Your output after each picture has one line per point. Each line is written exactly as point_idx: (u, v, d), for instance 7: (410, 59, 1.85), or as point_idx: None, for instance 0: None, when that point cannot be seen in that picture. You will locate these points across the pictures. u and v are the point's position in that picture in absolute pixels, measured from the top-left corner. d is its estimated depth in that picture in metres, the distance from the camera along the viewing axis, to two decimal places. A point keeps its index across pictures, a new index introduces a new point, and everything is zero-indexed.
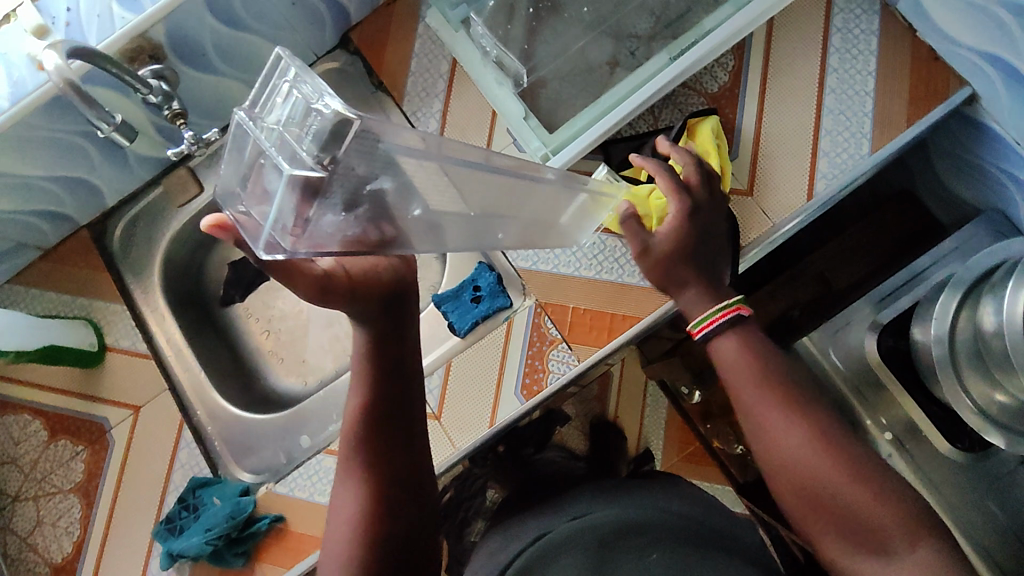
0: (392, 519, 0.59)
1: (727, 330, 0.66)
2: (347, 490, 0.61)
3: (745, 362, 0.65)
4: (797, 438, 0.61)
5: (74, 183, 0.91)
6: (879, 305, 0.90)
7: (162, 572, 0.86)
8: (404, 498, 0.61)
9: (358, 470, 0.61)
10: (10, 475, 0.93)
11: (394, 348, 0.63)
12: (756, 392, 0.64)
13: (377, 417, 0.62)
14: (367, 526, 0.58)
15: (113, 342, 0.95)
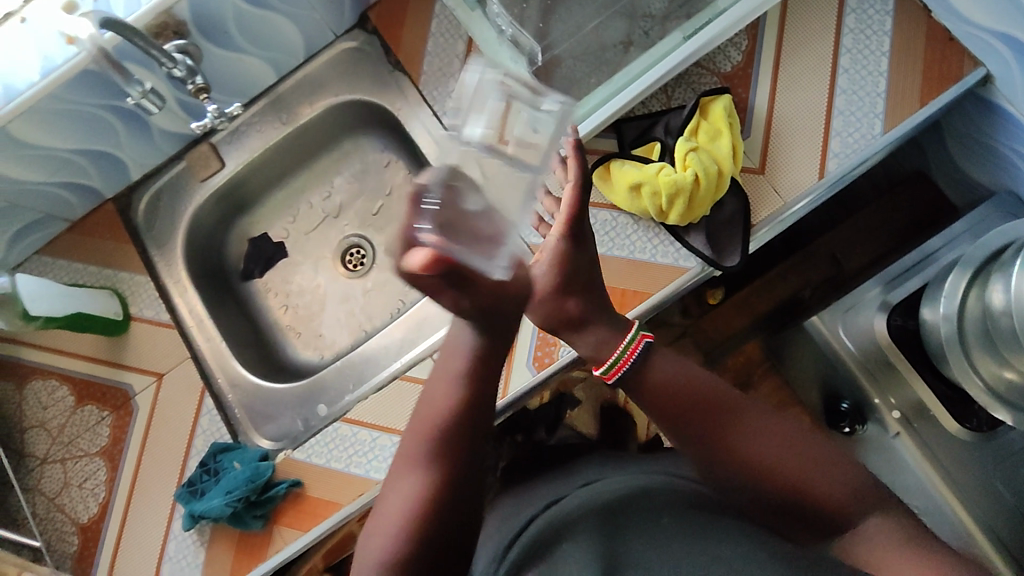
0: (451, 512, 0.56)
1: (642, 358, 0.66)
2: (409, 475, 0.58)
3: (677, 380, 0.64)
4: (745, 440, 0.61)
5: (100, 156, 0.93)
6: (888, 286, 0.90)
7: (185, 532, 0.90)
8: (467, 493, 0.58)
9: (427, 454, 0.58)
10: (38, 438, 0.97)
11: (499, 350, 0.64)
12: (693, 406, 0.63)
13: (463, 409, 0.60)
14: (425, 512, 0.56)
15: (137, 312, 0.98)
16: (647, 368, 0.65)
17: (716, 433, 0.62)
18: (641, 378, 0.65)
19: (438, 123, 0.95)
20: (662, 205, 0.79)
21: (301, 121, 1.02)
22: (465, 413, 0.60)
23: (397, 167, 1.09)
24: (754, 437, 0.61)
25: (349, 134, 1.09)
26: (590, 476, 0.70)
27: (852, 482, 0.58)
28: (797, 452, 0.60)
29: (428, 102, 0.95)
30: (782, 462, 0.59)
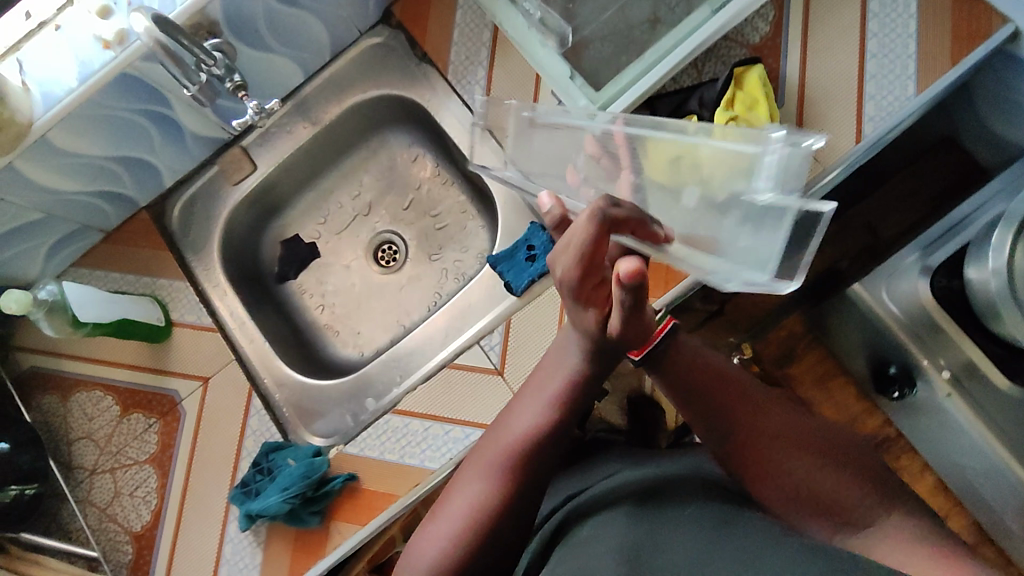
0: (502, 527, 0.62)
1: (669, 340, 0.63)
2: (478, 484, 0.63)
3: (696, 364, 0.63)
4: (762, 428, 0.59)
5: (135, 163, 0.94)
6: (925, 252, 0.90)
7: (241, 533, 0.89)
8: (528, 510, 0.63)
9: (499, 468, 0.63)
10: (86, 449, 0.96)
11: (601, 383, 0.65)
12: (709, 388, 0.62)
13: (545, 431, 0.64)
14: (486, 520, 0.61)
15: (179, 318, 0.98)
16: (666, 355, 0.63)
17: (730, 416, 0.60)
18: (666, 355, 0.63)
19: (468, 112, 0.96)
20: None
21: (328, 120, 1.03)
22: (547, 438, 0.64)
23: (425, 162, 1.09)
24: (771, 424, 0.59)
25: (376, 131, 1.09)
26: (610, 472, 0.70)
27: (864, 485, 0.56)
28: (812, 448, 0.58)
29: (457, 92, 0.96)
30: (793, 454, 0.58)
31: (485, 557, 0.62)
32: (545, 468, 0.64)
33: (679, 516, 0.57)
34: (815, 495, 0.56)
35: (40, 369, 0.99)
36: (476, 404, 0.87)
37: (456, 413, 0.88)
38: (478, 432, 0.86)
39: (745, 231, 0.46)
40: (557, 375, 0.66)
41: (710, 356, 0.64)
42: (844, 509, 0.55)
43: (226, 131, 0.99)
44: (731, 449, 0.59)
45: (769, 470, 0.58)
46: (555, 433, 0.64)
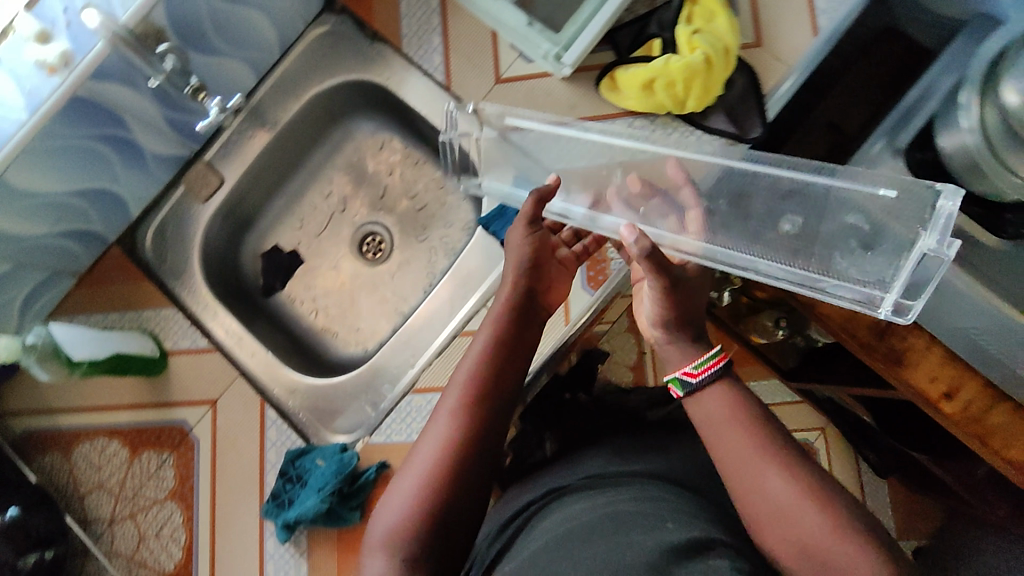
0: (472, 461, 0.66)
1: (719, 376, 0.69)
2: (438, 425, 0.68)
3: (727, 411, 0.67)
4: (778, 478, 0.62)
5: (99, 196, 0.90)
6: (891, 135, 0.90)
7: (281, 547, 0.86)
8: (489, 447, 0.68)
9: (458, 411, 0.68)
10: (101, 500, 0.92)
11: (519, 337, 0.76)
12: (734, 436, 0.66)
13: (491, 369, 0.72)
14: (453, 457, 0.65)
15: (173, 346, 0.94)
16: (707, 392, 0.69)
17: (750, 468, 0.64)
18: (701, 389, 0.69)
19: (431, 82, 0.95)
20: (695, 75, 0.81)
21: (287, 119, 1.00)
22: (495, 376, 0.71)
23: (392, 147, 1.08)
24: (790, 483, 0.61)
25: (337, 123, 1.07)
26: (597, 470, 0.78)
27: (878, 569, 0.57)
28: (832, 522, 0.59)
29: (415, 64, 0.96)
30: (805, 520, 0.60)
31: (456, 499, 0.64)
32: (498, 405, 0.70)
33: (663, 526, 0.59)
34: (822, 564, 0.58)
35: (36, 429, 0.94)
36: None
37: None
38: None
39: (855, 255, 0.66)
40: (489, 326, 0.76)
41: (749, 402, 0.68)
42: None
43: (186, 147, 0.97)
44: (748, 497, 0.63)
45: (784, 528, 0.60)
46: (499, 371, 0.72)
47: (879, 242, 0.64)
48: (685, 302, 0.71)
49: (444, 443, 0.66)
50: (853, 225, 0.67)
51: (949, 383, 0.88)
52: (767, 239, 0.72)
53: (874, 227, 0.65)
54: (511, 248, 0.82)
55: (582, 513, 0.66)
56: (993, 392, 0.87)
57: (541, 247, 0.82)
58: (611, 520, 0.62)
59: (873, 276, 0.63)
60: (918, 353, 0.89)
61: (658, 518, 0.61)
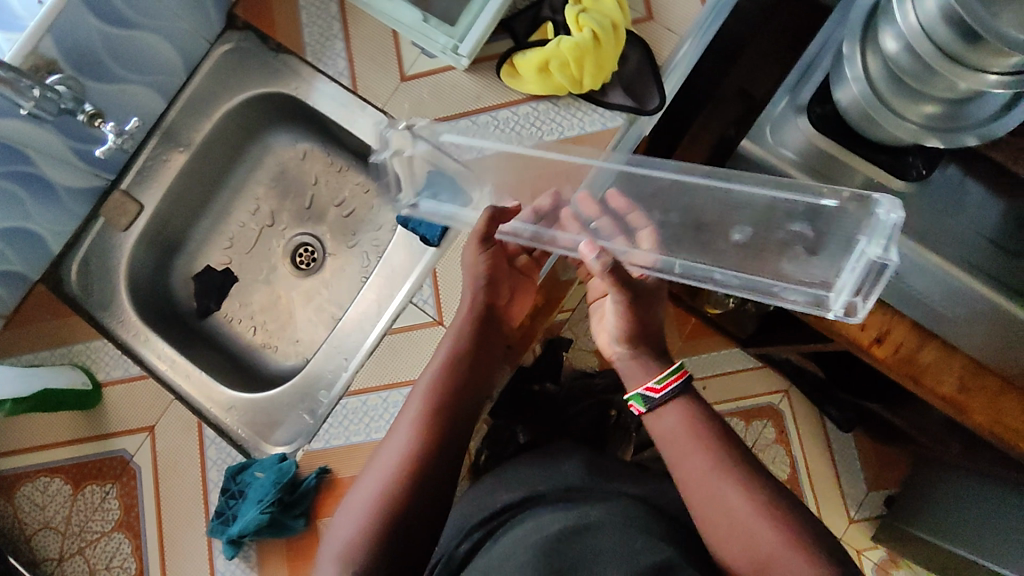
0: (430, 474, 0.68)
1: (678, 396, 0.73)
2: (397, 440, 0.70)
3: (685, 429, 0.70)
4: (735, 493, 0.65)
5: (13, 235, 0.90)
6: (794, 93, 0.93)
7: (231, 563, 0.86)
8: (449, 461, 0.70)
9: (416, 427, 0.71)
10: (48, 539, 0.91)
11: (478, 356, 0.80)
12: (692, 451, 0.68)
13: (451, 385, 0.75)
14: (409, 470, 0.67)
15: (106, 377, 0.93)
16: (667, 407, 0.73)
17: (709, 481, 0.66)
18: (664, 403, 0.73)
19: (339, 88, 0.96)
20: (587, 54, 0.82)
21: (201, 139, 1.00)
22: (454, 392, 0.75)
23: (314, 157, 1.08)
24: (746, 498, 0.64)
25: (256, 139, 1.07)
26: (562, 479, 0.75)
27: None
28: (779, 530, 0.62)
29: (321, 70, 0.96)
30: (757, 530, 0.62)
31: (413, 512, 0.66)
32: (461, 415, 0.74)
33: (633, 543, 0.60)
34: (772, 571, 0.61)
35: None
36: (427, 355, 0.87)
37: (407, 372, 0.87)
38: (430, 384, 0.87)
39: (799, 259, 0.69)
40: (449, 346, 0.80)
41: (710, 419, 0.71)
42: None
43: (100, 177, 0.97)
44: (707, 514, 0.65)
45: (737, 538, 0.63)
46: (458, 388, 0.76)
47: (822, 246, 0.68)
48: (645, 318, 0.77)
49: (400, 457, 0.69)
50: (799, 231, 0.70)
51: (878, 329, 0.90)
52: (718, 247, 0.74)
53: (818, 232, 0.68)
54: (466, 268, 0.85)
55: (551, 519, 0.66)
56: (920, 331, 0.90)
57: (499, 265, 0.86)
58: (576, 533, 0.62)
59: (818, 278, 0.66)
60: None
61: (624, 539, 0.61)
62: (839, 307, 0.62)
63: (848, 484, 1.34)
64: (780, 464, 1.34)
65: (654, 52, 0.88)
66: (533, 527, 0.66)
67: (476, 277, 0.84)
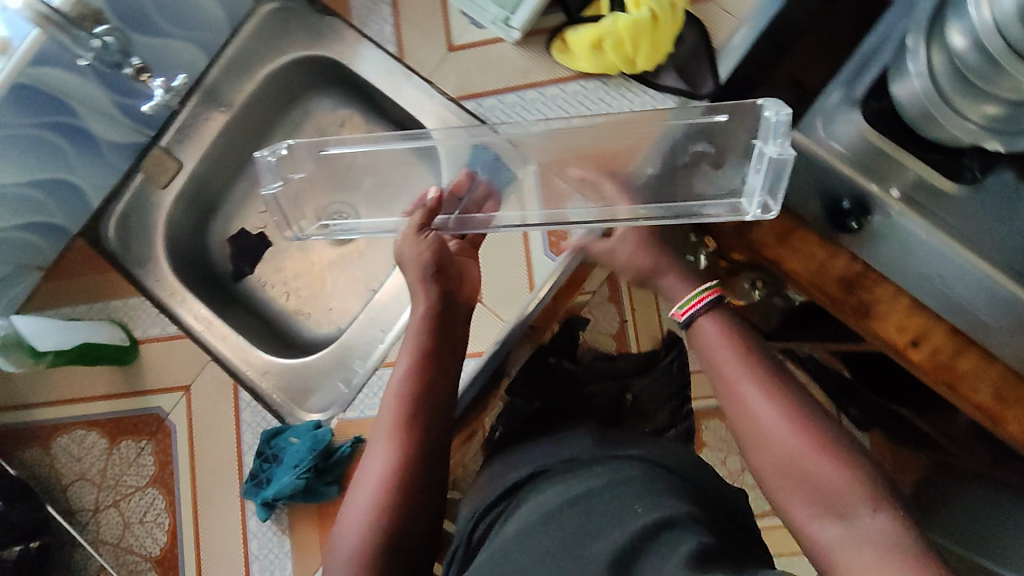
0: (417, 478, 0.67)
1: (706, 313, 0.65)
2: (376, 449, 0.68)
3: (726, 342, 0.62)
4: (765, 405, 0.57)
5: (54, 187, 0.89)
6: (848, 86, 0.90)
7: (263, 524, 0.88)
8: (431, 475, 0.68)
9: (393, 433, 0.68)
10: (84, 490, 0.93)
11: (440, 342, 0.75)
12: (724, 353, 0.62)
13: (421, 393, 0.71)
14: (394, 479, 0.66)
15: (143, 335, 0.94)
16: (700, 325, 0.65)
17: (737, 396, 0.59)
18: (696, 325, 0.66)
19: (384, 54, 0.94)
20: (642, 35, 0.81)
21: (242, 100, 0.99)
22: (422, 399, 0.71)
23: (352, 124, 1.06)
24: (779, 408, 0.57)
25: (295, 103, 1.06)
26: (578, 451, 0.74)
27: (864, 488, 0.52)
28: (818, 450, 0.54)
29: (368, 36, 0.95)
30: (787, 445, 0.55)
31: (408, 519, 0.65)
32: (436, 406, 0.71)
33: (632, 506, 0.60)
34: (806, 487, 0.53)
35: (12, 425, 0.95)
36: None
37: None
38: (471, 361, 0.86)
39: (703, 174, 0.79)
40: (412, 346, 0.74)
41: (745, 328, 0.64)
42: (833, 508, 0.52)
43: (142, 133, 0.96)
44: (738, 420, 0.58)
45: (771, 453, 0.56)
46: (428, 393, 0.72)
47: (724, 159, 0.78)
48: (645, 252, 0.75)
49: (385, 466, 0.67)
50: (701, 150, 0.81)
51: (917, 330, 0.92)
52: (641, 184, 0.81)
53: (718, 148, 0.79)
54: (409, 258, 0.78)
55: (552, 501, 0.65)
56: (961, 338, 0.90)
57: (445, 253, 0.79)
58: (577, 514, 0.62)
59: (726, 190, 0.77)
60: (882, 301, 0.93)
61: (626, 501, 0.61)
62: (758, 203, 0.72)
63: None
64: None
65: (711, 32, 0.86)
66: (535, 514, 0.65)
67: (421, 266, 0.78)
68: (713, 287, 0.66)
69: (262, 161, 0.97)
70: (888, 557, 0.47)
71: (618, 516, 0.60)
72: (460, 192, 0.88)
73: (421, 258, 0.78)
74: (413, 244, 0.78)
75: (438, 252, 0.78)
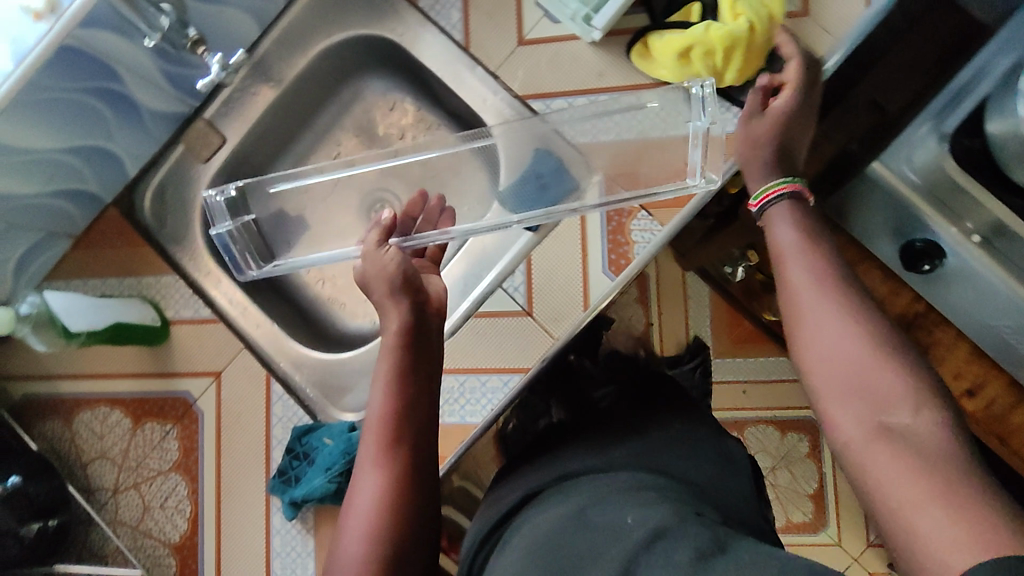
0: (408, 509, 0.60)
1: (786, 203, 0.60)
2: (366, 479, 0.60)
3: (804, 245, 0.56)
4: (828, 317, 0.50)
5: (92, 154, 0.84)
6: (938, 118, 0.83)
7: (288, 523, 0.85)
8: (417, 522, 0.60)
9: (384, 459, 0.60)
10: (104, 469, 0.90)
11: (424, 357, 0.66)
12: (799, 263, 0.55)
13: (402, 421, 0.62)
14: (388, 512, 0.59)
15: (175, 316, 0.91)
16: (778, 211, 0.60)
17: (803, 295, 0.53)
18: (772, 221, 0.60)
19: (449, 41, 0.89)
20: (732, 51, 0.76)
21: (293, 75, 0.93)
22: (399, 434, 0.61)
23: (404, 109, 1.00)
24: (845, 322, 0.49)
25: (346, 82, 1.00)
26: (567, 465, 0.64)
27: (926, 402, 0.45)
28: (878, 353, 0.47)
29: (433, 21, 0.89)
30: (842, 349, 0.49)
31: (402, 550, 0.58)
32: (427, 426, 0.64)
33: (622, 519, 0.51)
34: (855, 390, 0.47)
35: (35, 395, 0.92)
36: (513, 346, 0.83)
37: (491, 360, 0.83)
38: (516, 377, 0.82)
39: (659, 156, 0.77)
40: (384, 370, 0.64)
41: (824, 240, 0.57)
42: (878, 412, 0.45)
43: (185, 103, 0.91)
44: (800, 329, 0.52)
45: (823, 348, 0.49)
46: (407, 427, 0.62)
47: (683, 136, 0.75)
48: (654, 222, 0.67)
49: (375, 498, 0.59)
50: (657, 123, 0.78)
51: (974, 381, 0.94)
52: (634, 177, 0.79)
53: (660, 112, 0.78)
54: (373, 276, 0.69)
55: (546, 527, 0.55)
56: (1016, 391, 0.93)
57: (413, 271, 0.69)
58: (581, 536, 0.51)
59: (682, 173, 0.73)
60: (943, 347, 0.94)
61: (619, 514, 0.53)
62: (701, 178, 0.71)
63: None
64: (807, 481, 1.19)
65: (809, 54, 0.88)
66: (532, 540, 0.54)
67: (388, 281, 0.68)
68: (794, 182, 0.61)
69: (211, 203, 0.86)
70: (927, 461, 0.41)
71: (606, 532, 0.51)
72: (414, 212, 0.82)
73: (386, 276, 0.68)
74: (374, 264, 0.69)
75: (399, 270, 0.68)
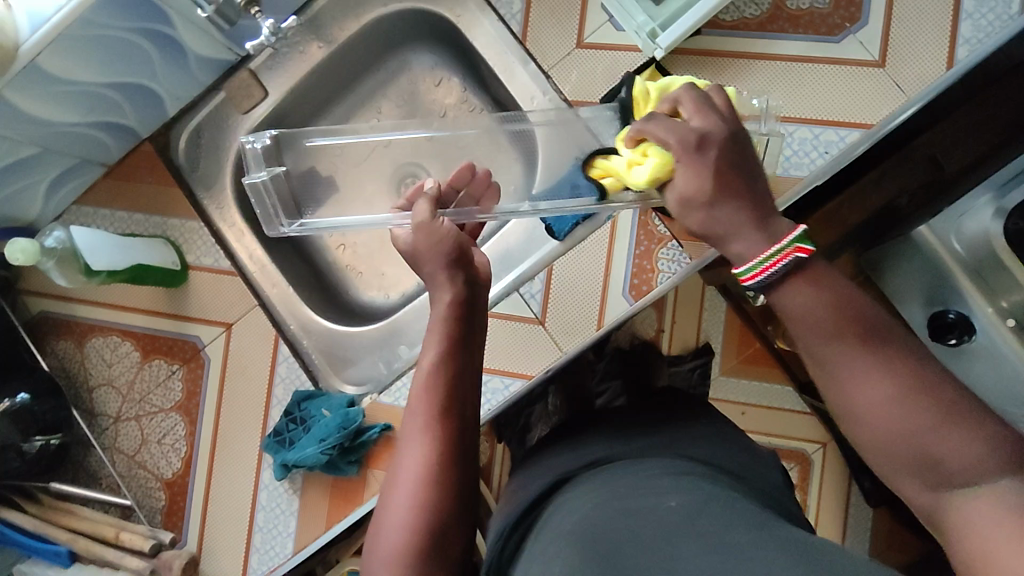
0: (458, 481, 0.57)
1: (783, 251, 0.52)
2: (413, 451, 0.58)
3: (824, 311, 0.50)
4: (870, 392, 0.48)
5: (134, 91, 0.84)
6: (1001, 192, 0.82)
7: (277, 482, 0.87)
8: (462, 496, 0.58)
9: (434, 431, 0.58)
10: (109, 397, 0.93)
11: (469, 329, 0.63)
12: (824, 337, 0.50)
13: (450, 393, 0.60)
14: (433, 485, 0.56)
15: (195, 261, 0.92)
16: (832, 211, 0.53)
17: (824, 359, 0.50)
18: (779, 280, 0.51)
19: (505, 31, 0.86)
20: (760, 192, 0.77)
21: (343, 39, 0.92)
22: (447, 408, 0.59)
23: (449, 87, 0.98)
24: (889, 395, 0.48)
25: (394, 52, 0.98)
26: (598, 452, 0.67)
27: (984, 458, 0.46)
28: (922, 404, 0.47)
29: (492, 6, 0.86)
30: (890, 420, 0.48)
31: (451, 527, 0.57)
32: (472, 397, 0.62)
33: (663, 499, 0.53)
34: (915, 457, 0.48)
35: (51, 314, 0.94)
36: (523, 349, 0.83)
37: (497, 361, 0.83)
38: (519, 382, 0.83)
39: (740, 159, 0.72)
40: (436, 341, 0.62)
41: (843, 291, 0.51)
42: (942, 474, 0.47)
43: (232, 52, 0.90)
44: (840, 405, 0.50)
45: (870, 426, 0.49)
46: (453, 400, 0.60)
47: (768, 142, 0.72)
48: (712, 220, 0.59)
49: (420, 472, 0.57)
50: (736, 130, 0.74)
51: None
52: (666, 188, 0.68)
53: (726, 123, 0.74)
54: (423, 249, 0.65)
55: (580, 511, 0.56)
56: None
57: (466, 245, 0.66)
58: (614, 523, 0.53)
59: None
60: None
61: (657, 492, 0.55)
62: None
63: (852, 540, 1.06)
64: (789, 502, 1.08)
65: (820, 108, 0.77)
66: (559, 525, 0.56)
67: (440, 255, 0.65)
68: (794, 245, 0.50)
69: (247, 150, 0.81)
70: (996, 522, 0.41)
71: (637, 516, 0.53)
72: (458, 185, 0.78)
73: (438, 250, 0.65)
74: (425, 236, 0.65)
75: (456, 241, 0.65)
